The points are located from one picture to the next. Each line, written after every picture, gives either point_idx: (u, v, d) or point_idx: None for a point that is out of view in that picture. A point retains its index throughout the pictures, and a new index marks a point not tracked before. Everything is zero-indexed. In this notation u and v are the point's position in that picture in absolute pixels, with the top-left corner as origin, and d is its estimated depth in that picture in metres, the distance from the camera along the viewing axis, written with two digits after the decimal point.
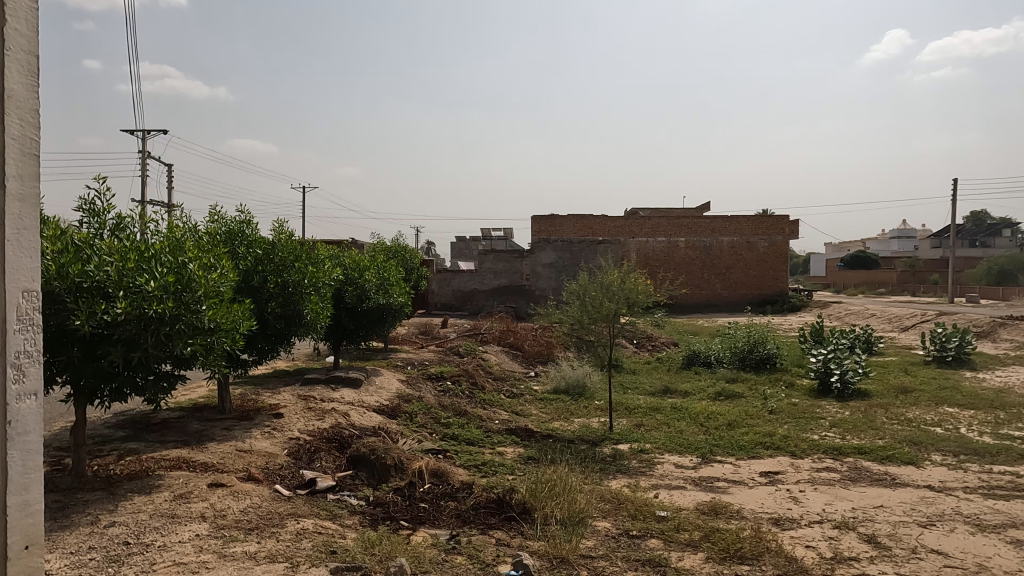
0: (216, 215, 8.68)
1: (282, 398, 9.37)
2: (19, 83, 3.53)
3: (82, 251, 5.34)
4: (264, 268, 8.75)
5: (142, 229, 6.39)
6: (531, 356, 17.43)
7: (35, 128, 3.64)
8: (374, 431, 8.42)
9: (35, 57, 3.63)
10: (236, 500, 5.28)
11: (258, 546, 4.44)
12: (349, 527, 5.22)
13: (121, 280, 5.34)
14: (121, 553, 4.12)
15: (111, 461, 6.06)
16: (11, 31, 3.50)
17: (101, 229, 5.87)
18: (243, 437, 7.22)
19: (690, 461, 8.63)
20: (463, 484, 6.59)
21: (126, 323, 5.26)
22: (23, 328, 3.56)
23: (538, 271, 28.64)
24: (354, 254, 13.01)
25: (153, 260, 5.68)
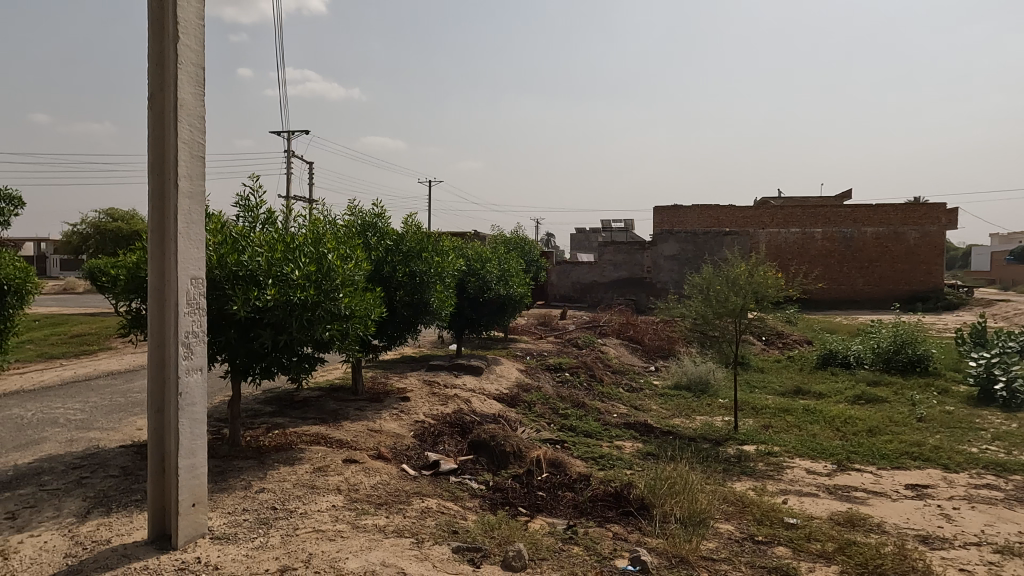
0: (352, 209, 9.27)
1: (408, 382, 9.89)
2: (189, 94, 3.95)
3: (239, 243, 5.91)
4: (394, 258, 9.21)
5: (288, 222, 6.97)
6: (651, 350, 17.06)
7: (202, 133, 4.06)
8: (494, 418, 8.65)
9: (202, 69, 4.04)
10: (367, 476, 5.65)
11: (387, 520, 4.72)
12: (470, 509, 5.40)
13: (271, 269, 5.85)
14: (270, 517, 4.54)
15: (261, 434, 6.70)
16: (184, 48, 3.93)
17: (254, 223, 6.47)
18: (374, 418, 7.69)
19: (824, 467, 8.07)
20: (580, 476, 6.61)
21: (274, 309, 5.77)
22: (192, 311, 3.98)
23: (660, 264, 27.46)
24: (477, 246, 13.39)
25: (297, 251, 6.18)
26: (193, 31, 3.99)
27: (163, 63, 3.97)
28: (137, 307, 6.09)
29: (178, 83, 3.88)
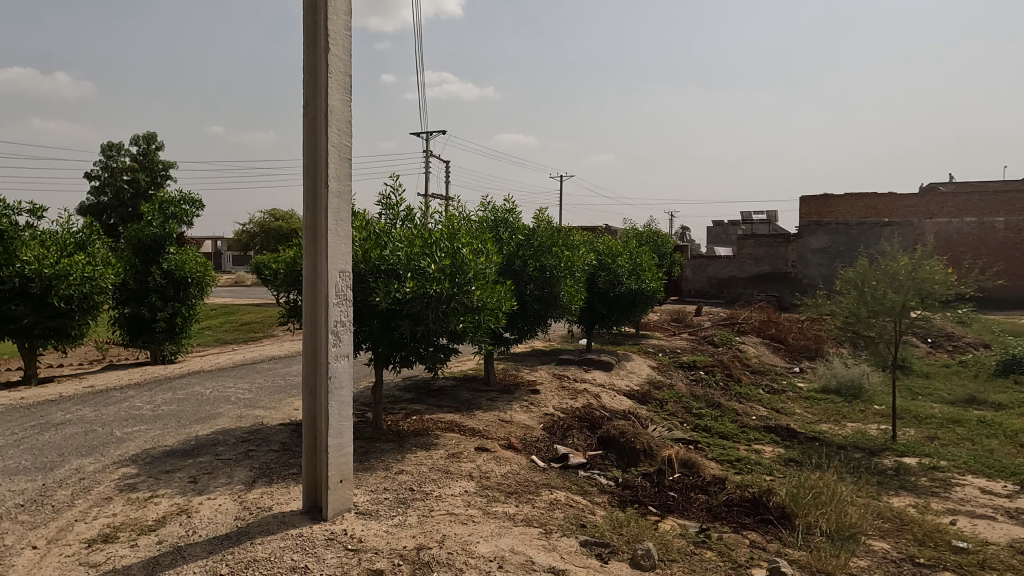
0: (485, 205, 9.52)
1: (539, 376, 10.02)
2: (338, 100, 4.25)
3: (381, 239, 6.29)
4: (525, 253, 9.35)
5: (426, 218, 7.30)
6: (795, 350, 15.97)
7: (349, 136, 4.35)
8: (624, 415, 8.53)
9: (349, 77, 4.33)
10: (498, 465, 5.80)
11: (516, 509, 4.82)
12: (599, 504, 5.37)
13: (409, 263, 6.16)
14: (408, 497, 4.80)
15: (401, 419, 7.12)
16: (333, 58, 4.23)
17: (395, 219, 6.85)
18: (505, 409, 7.88)
19: (1003, 487, 7.11)
20: (714, 479, 6.34)
21: (413, 301, 6.07)
22: (340, 302, 4.28)
23: (807, 258, 25.63)
24: (608, 240, 13.24)
25: (433, 246, 6.45)
26: (341, 41, 4.29)
27: (316, 73, 4.32)
28: (294, 299, 6.69)
29: (328, 90, 4.19)
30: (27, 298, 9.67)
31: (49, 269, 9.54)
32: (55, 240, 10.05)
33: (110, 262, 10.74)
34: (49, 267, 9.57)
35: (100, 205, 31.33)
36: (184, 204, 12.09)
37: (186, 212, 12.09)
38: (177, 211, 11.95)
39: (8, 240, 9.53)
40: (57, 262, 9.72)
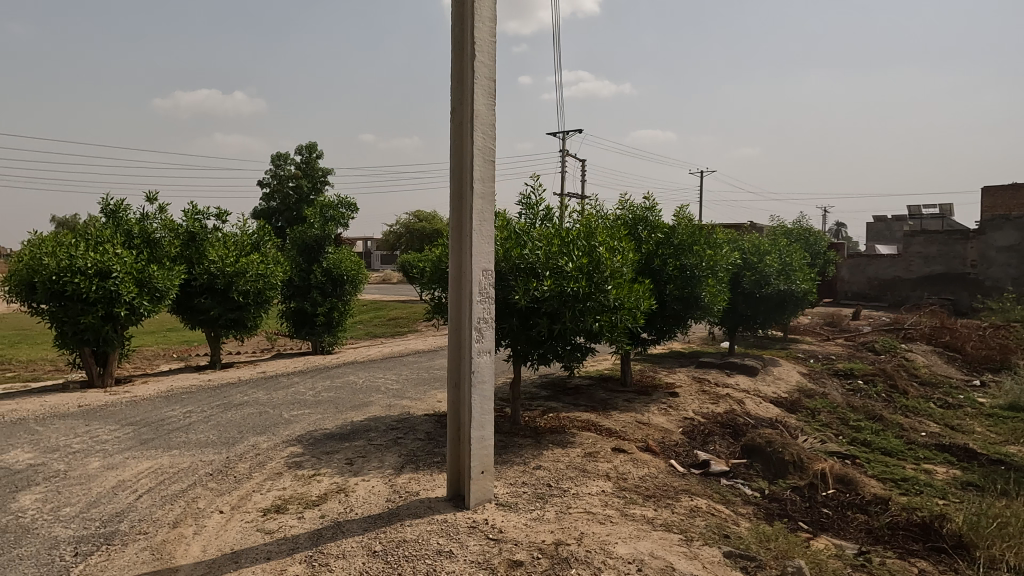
0: (624, 203, 9.40)
1: (677, 378, 9.73)
2: (483, 105, 4.39)
3: (521, 238, 6.42)
4: (665, 251, 9.10)
5: (564, 217, 7.34)
6: (975, 360, 14.16)
7: (493, 139, 4.47)
8: (771, 423, 8.05)
9: (493, 81, 4.44)
10: (635, 467, 5.72)
11: (654, 513, 4.71)
12: (743, 515, 5.11)
13: (547, 262, 6.22)
14: (545, 492, 4.86)
15: (537, 415, 7.24)
16: (479, 64, 4.37)
17: (534, 219, 6.97)
18: (642, 410, 7.75)
19: None
20: (876, 498, 5.80)
21: (550, 299, 6.13)
22: (483, 299, 4.40)
23: (989, 257, 22.60)
24: (754, 238, 12.54)
25: (571, 245, 6.47)
26: (486, 47, 4.42)
27: (463, 80, 4.50)
28: (438, 296, 7.02)
29: (475, 96, 4.34)
30: (213, 292, 10.99)
31: (231, 267, 10.76)
32: (236, 241, 11.29)
33: (279, 261, 11.90)
34: (231, 265, 10.80)
35: (269, 209, 34.82)
36: (342, 207, 13.09)
37: (343, 214, 13.08)
38: (335, 214, 12.97)
39: (199, 241, 10.88)
40: (237, 260, 10.94)
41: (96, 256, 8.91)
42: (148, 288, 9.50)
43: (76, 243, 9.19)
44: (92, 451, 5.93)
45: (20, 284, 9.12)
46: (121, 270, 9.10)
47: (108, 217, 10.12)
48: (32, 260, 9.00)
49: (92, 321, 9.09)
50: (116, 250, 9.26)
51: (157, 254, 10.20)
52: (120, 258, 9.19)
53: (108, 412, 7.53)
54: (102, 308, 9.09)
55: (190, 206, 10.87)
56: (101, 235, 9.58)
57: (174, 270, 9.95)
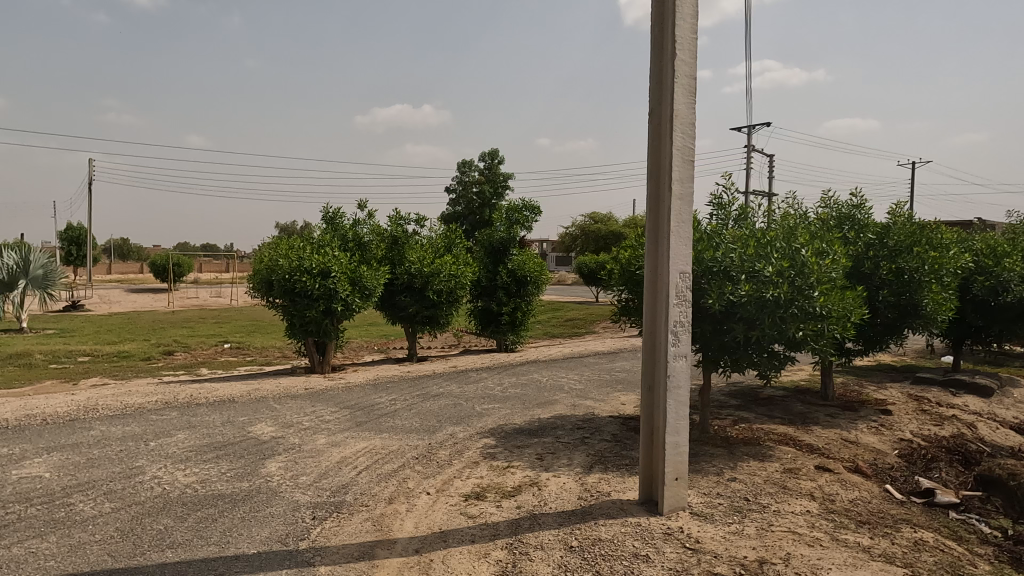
0: (827, 201, 8.65)
1: (889, 395, 8.74)
2: (683, 104, 4.29)
3: (714, 240, 6.20)
4: (877, 253, 8.21)
5: (761, 218, 6.94)
6: None
7: (693, 139, 4.34)
8: (1012, 453, 6.91)
9: (694, 79, 4.31)
10: (844, 489, 5.23)
11: (870, 542, 4.27)
12: (982, 556, 4.43)
13: (744, 265, 5.91)
14: (743, 506, 4.64)
15: (728, 425, 6.94)
16: (679, 63, 4.28)
17: (727, 220, 6.69)
18: (848, 428, 7.08)
19: None
20: None
21: (747, 304, 5.81)
22: (680, 303, 4.30)
23: None
24: (988, 237, 10.85)
25: (770, 247, 6.08)
26: (687, 45, 4.33)
27: (662, 80, 4.45)
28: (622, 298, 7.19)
29: (675, 95, 4.27)
30: (412, 291, 11.98)
31: (427, 268, 11.66)
32: (432, 244, 12.21)
33: (469, 262, 12.65)
34: (427, 266, 11.69)
35: (457, 213, 37.15)
36: (526, 210, 13.57)
37: (527, 217, 13.55)
38: (520, 217, 13.49)
39: (400, 244, 11.92)
40: (433, 262, 11.82)
41: (318, 258, 10.16)
42: (359, 286, 10.61)
43: (303, 246, 10.54)
44: (319, 429, 6.77)
45: (261, 282, 10.67)
46: (339, 270, 10.26)
47: (328, 224, 11.47)
48: (270, 261, 10.48)
49: (315, 315, 10.37)
50: (334, 252, 10.47)
51: (367, 256, 11.37)
52: (338, 260, 10.38)
53: (329, 395, 8.55)
54: (323, 303, 10.33)
55: (394, 212, 11.95)
56: (323, 239, 10.89)
57: (380, 270, 11.01)
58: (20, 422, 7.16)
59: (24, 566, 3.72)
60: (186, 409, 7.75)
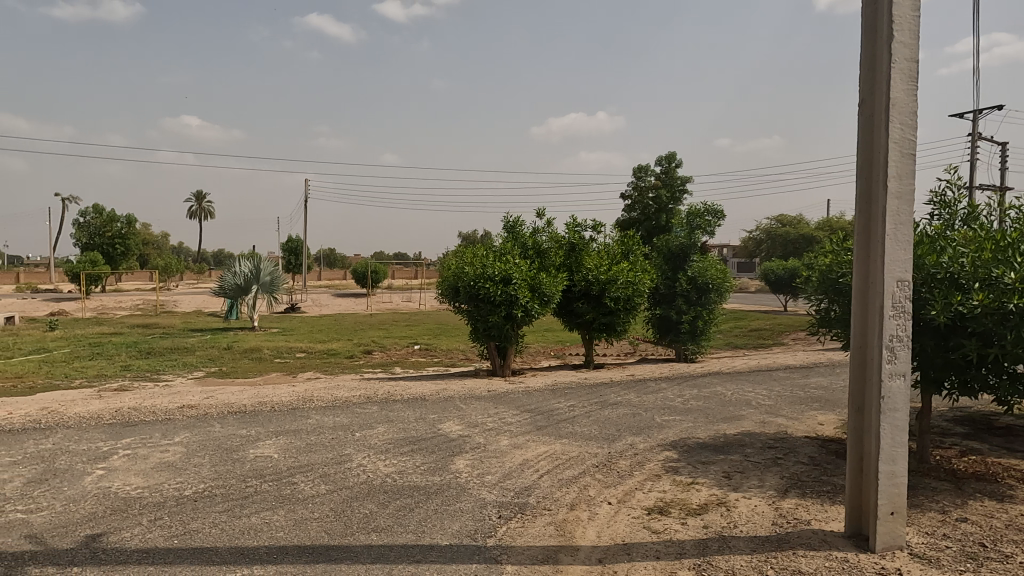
0: None
1: None
2: (901, 90, 3.83)
3: (938, 244, 5.46)
4: None
5: (1000, 216, 5.96)
6: None
7: (915, 129, 3.85)
8: None
9: (915, 61, 3.83)
10: None
11: None
12: None
13: (976, 271, 5.11)
14: (979, 554, 3.96)
15: (954, 456, 6.04)
16: (896, 45, 3.84)
17: (953, 220, 5.85)
18: None
19: None
20: None
21: (982, 318, 4.96)
22: (897, 314, 3.81)
23: None
24: None
25: (1012, 249, 5.18)
26: (908, 25, 3.86)
27: (875, 66, 4.01)
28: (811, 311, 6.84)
29: (891, 82, 3.83)
30: (589, 298, 12.02)
31: (605, 275, 11.63)
32: (610, 251, 12.18)
33: (646, 269, 12.40)
34: (604, 273, 11.67)
35: (632, 219, 36.70)
36: (708, 214, 13.01)
37: (709, 222, 12.98)
38: (701, 222, 12.98)
39: (578, 251, 12.03)
40: (610, 269, 11.77)
41: (500, 265, 10.59)
42: (538, 292, 10.87)
43: (486, 254, 11.06)
44: (502, 430, 7.04)
45: (448, 288, 11.38)
46: (519, 277, 10.60)
47: (509, 232, 11.91)
48: (457, 269, 11.14)
49: (497, 320, 10.82)
50: (515, 260, 10.85)
51: (546, 263, 11.65)
52: (518, 267, 10.74)
53: (510, 398, 8.86)
54: (505, 309, 10.74)
55: (571, 220, 12.09)
56: (504, 248, 11.33)
57: (558, 277, 11.19)
58: (254, 407, 8.33)
59: (260, 533, 4.30)
60: (385, 404, 8.48)
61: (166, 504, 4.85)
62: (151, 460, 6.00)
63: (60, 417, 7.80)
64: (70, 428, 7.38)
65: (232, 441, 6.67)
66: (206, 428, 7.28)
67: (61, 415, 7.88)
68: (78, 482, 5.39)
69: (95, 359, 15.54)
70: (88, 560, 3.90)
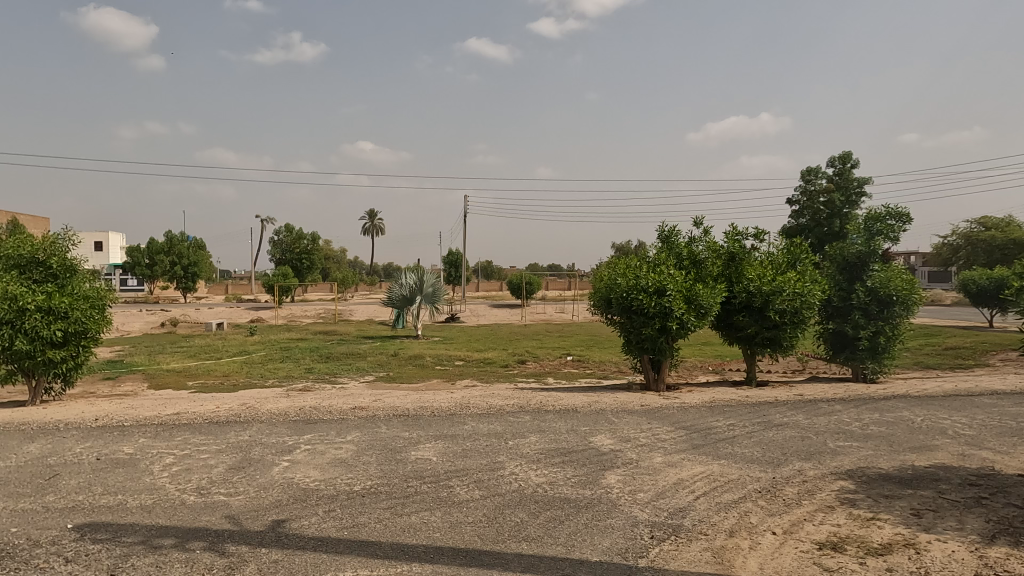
0: None
1: None
2: None
3: None
4: None
5: None
6: None
7: None
8: None
9: None
10: None
11: None
12: None
13: None
14: None
15: None
16: None
17: None
18: None
19: None
20: None
21: None
22: None
23: None
24: None
25: None
26: None
27: None
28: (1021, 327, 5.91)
29: None
30: (751, 310, 11.31)
31: (768, 286, 10.88)
32: (774, 260, 11.38)
33: (817, 279, 11.41)
34: (768, 284, 10.91)
35: (799, 226, 34.12)
36: (891, 218, 11.73)
37: (892, 226, 11.69)
38: (882, 227, 11.74)
39: (738, 260, 11.39)
40: (775, 279, 10.98)
41: (654, 276, 10.32)
42: (694, 304, 10.41)
43: (640, 265, 10.83)
44: (656, 446, 6.81)
45: (600, 299, 11.30)
46: (674, 288, 10.23)
47: (664, 242, 11.59)
48: (609, 280, 11.05)
49: (651, 332, 10.54)
50: (669, 271, 10.50)
51: (703, 273, 11.16)
52: (673, 278, 10.38)
53: (664, 414, 8.56)
54: (658, 321, 10.43)
55: (731, 228, 11.49)
56: (658, 258, 11.04)
57: (716, 288, 10.65)
58: (416, 411, 8.84)
59: (419, 533, 4.52)
60: (537, 414, 8.59)
61: (338, 497, 5.28)
62: (327, 456, 6.59)
63: (255, 413, 8.82)
64: (263, 422, 8.34)
65: (397, 443, 7.12)
66: (373, 428, 7.85)
67: (257, 411, 8.94)
68: (268, 471, 6.06)
69: (284, 362, 17.47)
70: (273, 543, 4.35)
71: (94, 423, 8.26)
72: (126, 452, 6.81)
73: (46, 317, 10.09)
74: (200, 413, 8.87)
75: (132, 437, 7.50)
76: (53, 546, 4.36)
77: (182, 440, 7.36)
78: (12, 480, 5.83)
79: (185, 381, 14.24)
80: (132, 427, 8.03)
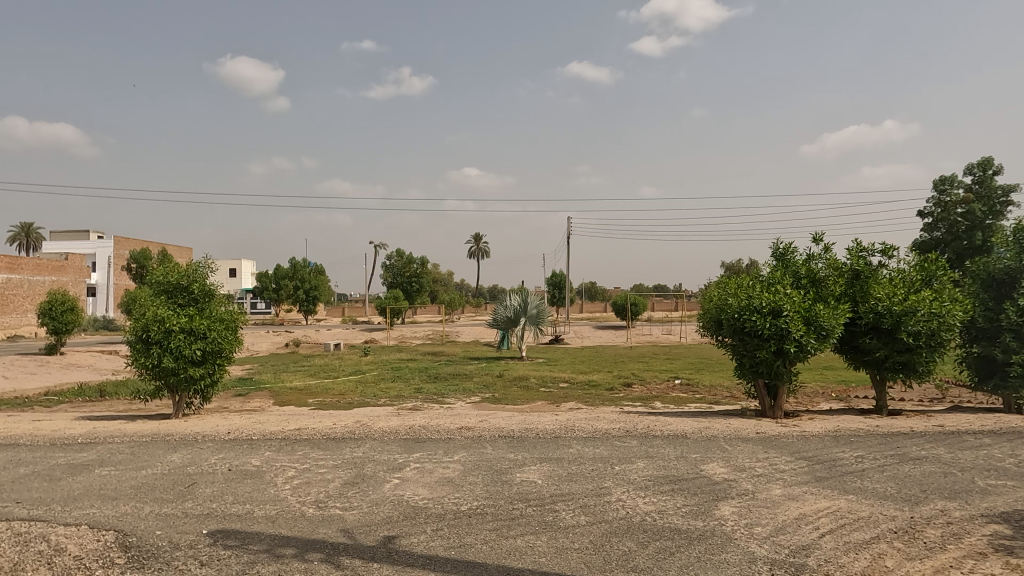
0: None
1: None
2: None
3: None
4: None
5: None
6: None
7: None
8: None
9: None
10: None
11: None
12: None
13: None
14: None
15: None
16: None
17: None
18: None
19: None
20: None
21: None
22: None
23: None
24: None
25: None
26: None
27: None
28: None
29: None
30: (879, 332, 10.45)
31: (899, 306, 10.00)
32: (905, 278, 10.46)
33: (957, 297, 10.37)
34: (899, 303, 10.04)
35: (933, 240, 31.33)
36: None
37: None
38: None
39: (863, 279, 10.59)
40: (907, 298, 10.09)
41: (769, 296, 9.79)
42: (814, 325, 9.75)
43: (753, 284, 10.33)
44: (774, 478, 6.39)
45: (711, 321, 10.88)
46: (792, 309, 9.65)
47: (779, 260, 11.00)
48: (720, 300, 10.61)
49: (767, 355, 9.98)
50: (786, 290, 9.93)
51: (823, 293, 10.46)
52: (790, 298, 9.79)
53: (783, 442, 8.04)
54: (775, 343, 9.87)
55: (854, 244, 10.72)
56: (773, 277, 10.48)
57: (839, 308, 9.93)
58: (521, 433, 8.86)
59: (524, 556, 4.49)
60: (644, 439, 8.34)
61: (446, 516, 5.37)
62: (435, 475, 6.73)
63: (368, 431, 9.19)
64: (376, 439, 8.67)
65: (502, 464, 7.16)
66: (479, 449, 7.94)
67: (370, 428, 9.32)
68: (379, 488, 6.28)
69: (395, 381, 18.15)
70: (384, 558, 4.49)
71: (227, 436, 8.95)
72: (254, 464, 7.30)
73: (188, 337, 11.11)
74: (319, 429, 9.37)
75: (259, 450, 8.04)
76: (191, 549, 4.73)
77: (303, 455, 7.78)
78: (158, 486, 6.42)
79: (306, 398, 15.11)
80: (258, 441, 8.62)
